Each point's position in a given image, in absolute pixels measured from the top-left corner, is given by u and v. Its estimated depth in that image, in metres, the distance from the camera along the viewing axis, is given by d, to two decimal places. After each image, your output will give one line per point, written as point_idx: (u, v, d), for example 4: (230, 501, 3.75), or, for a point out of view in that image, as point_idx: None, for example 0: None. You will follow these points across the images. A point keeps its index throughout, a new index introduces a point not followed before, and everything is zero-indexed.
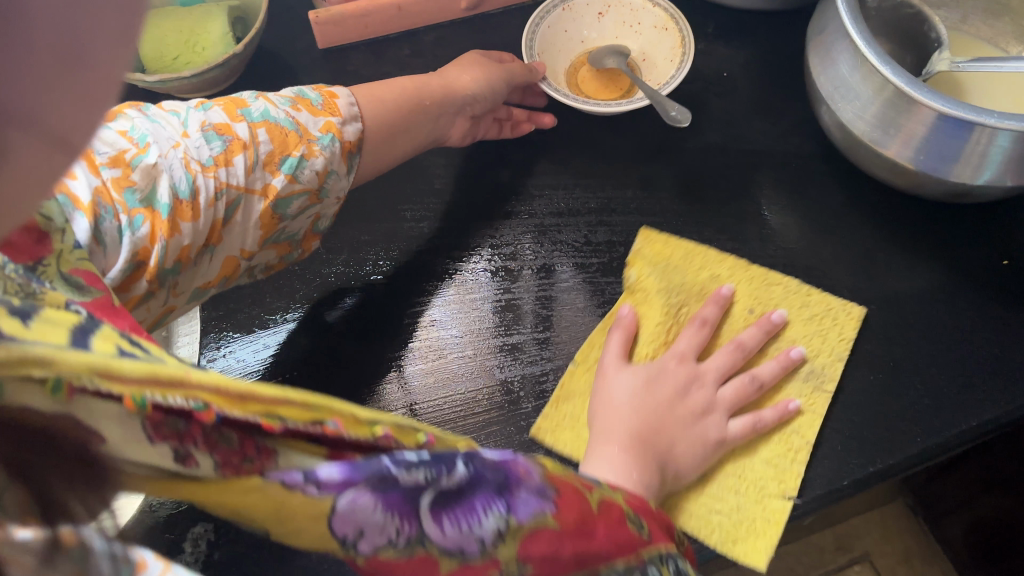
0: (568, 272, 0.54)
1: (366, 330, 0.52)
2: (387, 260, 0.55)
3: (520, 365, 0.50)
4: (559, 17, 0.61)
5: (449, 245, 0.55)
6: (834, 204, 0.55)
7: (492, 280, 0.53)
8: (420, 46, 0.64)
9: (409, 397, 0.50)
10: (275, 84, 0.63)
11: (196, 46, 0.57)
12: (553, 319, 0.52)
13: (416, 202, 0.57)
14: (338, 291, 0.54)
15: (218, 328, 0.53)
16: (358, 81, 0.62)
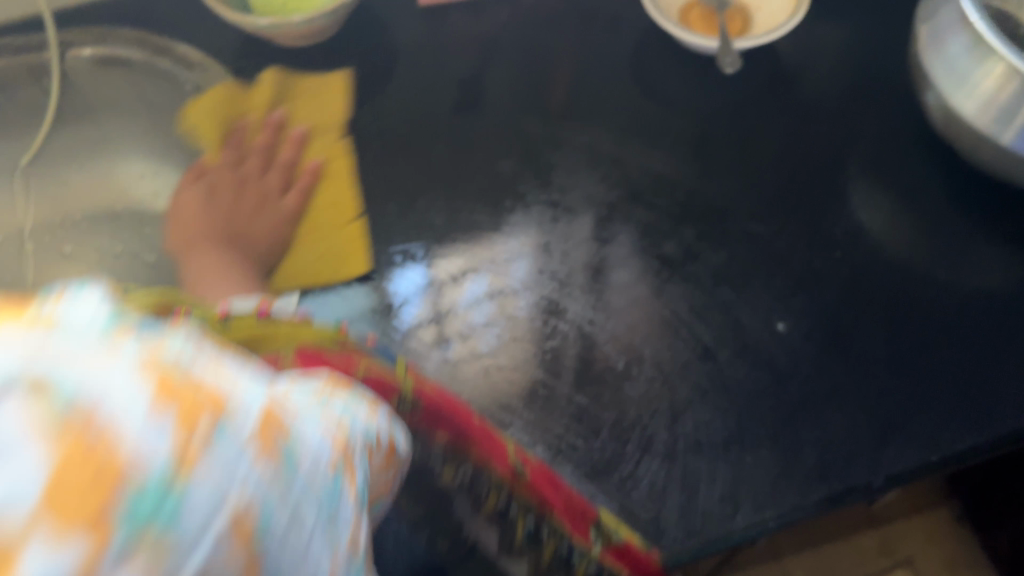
0: (628, 243, 0.53)
1: (415, 311, 0.51)
2: (455, 226, 0.55)
3: (569, 333, 0.50)
4: None
5: (513, 213, 0.55)
6: (929, 186, 0.54)
7: (543, 248, 0.53)
8: (517, 9, 0.64)
9: (455, 379, 0.49)
10: (372, 40, 0.63)
11: None
12: (599, 288, 0.51)
13: (510, 157, 0.57)
14: (399, 261, 0.54)
15: (315, 270, 0.54)
16: (454, 40, 0.63)
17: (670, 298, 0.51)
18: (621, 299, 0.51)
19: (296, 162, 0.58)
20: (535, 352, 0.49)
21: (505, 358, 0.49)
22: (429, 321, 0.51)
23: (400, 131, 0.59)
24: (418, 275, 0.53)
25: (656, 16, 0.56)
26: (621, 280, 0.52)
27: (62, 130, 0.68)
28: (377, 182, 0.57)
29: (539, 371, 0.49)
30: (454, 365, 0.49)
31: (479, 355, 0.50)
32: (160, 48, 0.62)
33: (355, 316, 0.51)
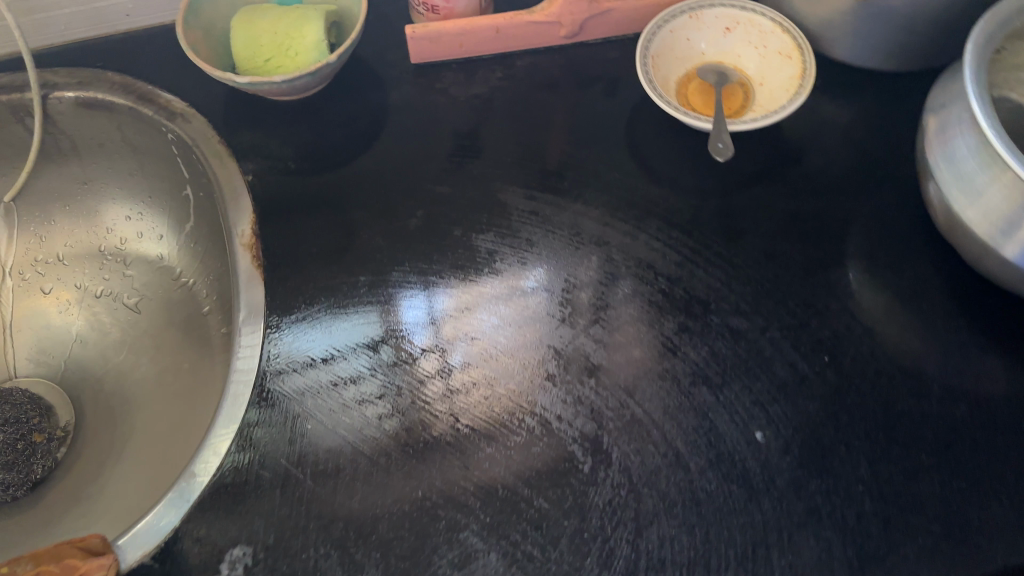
0: (637, 286, 0.52)
1: (419, 341, 0.51)
2: (461, 258, 0.54)
3: (570, 370, 0.49)
4: (684, 24, 0.58)
5: (523, 244, 0.54)
6: (929, 287, 0.52)
7: (553, 284, 0.52)
8: (511, 70, 0.62)
9: (453, 412, 0.48)
10: (359, 95, 0.61)
11: (289, 50, 0.56)
12: (603, 328, 0.50)
13: (489, 228, 0.55)
14: (404, 291, 0.53)
15: (275, 338, 0.51)
16: (444, 101, 0.61)
17: (660, 377, 0.48)
18: (625, 338, 0.50)
19: (269, 223, 0.56)
20: (494, 448, 0.47)
21: (462, 453, 0.47)
22: (432, 350, 0.50)
23: (380, 194, 0.57)
24: (423, 306, 0.52)
25: (649, 93, 0.54)
26: (629, 324, 0.51)
27: (47, 171, 0.67)
28: (351, 246, 0.54)
29: (534, 407, 0.48)
30: (453, 398, 0.49)
31: (478, 389, 0.49)
32: (145, 95, 0.61)
33: (355, 347, 0.51)
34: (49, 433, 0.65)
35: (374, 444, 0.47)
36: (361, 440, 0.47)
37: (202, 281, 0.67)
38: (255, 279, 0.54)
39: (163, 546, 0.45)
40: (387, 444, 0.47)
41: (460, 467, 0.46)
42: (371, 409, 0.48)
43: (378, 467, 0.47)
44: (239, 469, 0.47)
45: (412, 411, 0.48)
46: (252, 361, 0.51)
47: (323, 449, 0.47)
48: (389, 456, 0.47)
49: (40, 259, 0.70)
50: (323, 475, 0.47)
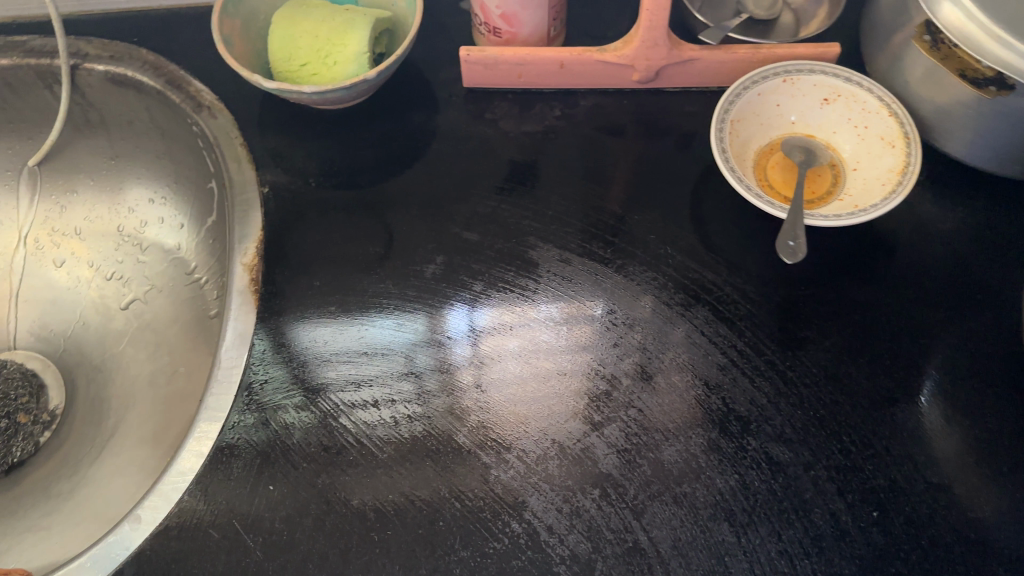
0: (704, 330, 0.46)
1: (461, 348, 0.47)
2: (515, 270, 0.49)
3: (620, 407, 0.44)
4: (776, 87, 0.51)
5: (586, 265, 0.49)
6: (1015, 445, 0.43)
7: (613, 312, 0.47)
8: (573, 110, 0.55)
9: (483, 429, 0.44)
10: (401, 114, 0.55)
11: (328, 57, 0.50)
12: (661, 368, 0.45)
13: (502, 283, 0.49)
14: (451, 298, 0.48)
15: (258, 371, 0.46)
16: (491, 133, 0.54)
17: (697, 473, 0.42)
18: (684, 383, 0.45)
19: (277, 244, 0.51)
20: (469, 553, 0.41)
21: (433, 550, 0.41)
22: (474, 360, 0.46)
23: (401, 228, 0.51)
24: (470, 316, 0.48)
25: (720, 164, 0.47)
26: (687, 371, 0.45)
27: (74, 141, 0.63)
28: (357, 288, 0.49)
29: (574, 440, 0.43)
30: (487, 413, 0.45)
31: (515, 410, 0.45)
32: (175, 80, 0.56)
33: (393, 349, 0.47)
34: (36, 418, 0.62)
35: (394, 450, 0.44)
36: (388, 444, 0.44)
37: (212, 281, 0.62)
38: (247, 305, 0.48)
39: None
40: (411, 454, 0.44)
41: (428, 567, 0.41)
42: (399, 412, 0.45)
43: (393, 478, 0.43)
44: (186, 523, 0.42)
45: (442, 422, 0.44)
46: (224, 401, 0.45)
47: (280, 519, 0.42)
48: (407, 466, 0.43)
49: (56, 229, 0.67)
50: (335, 475, 0.43)
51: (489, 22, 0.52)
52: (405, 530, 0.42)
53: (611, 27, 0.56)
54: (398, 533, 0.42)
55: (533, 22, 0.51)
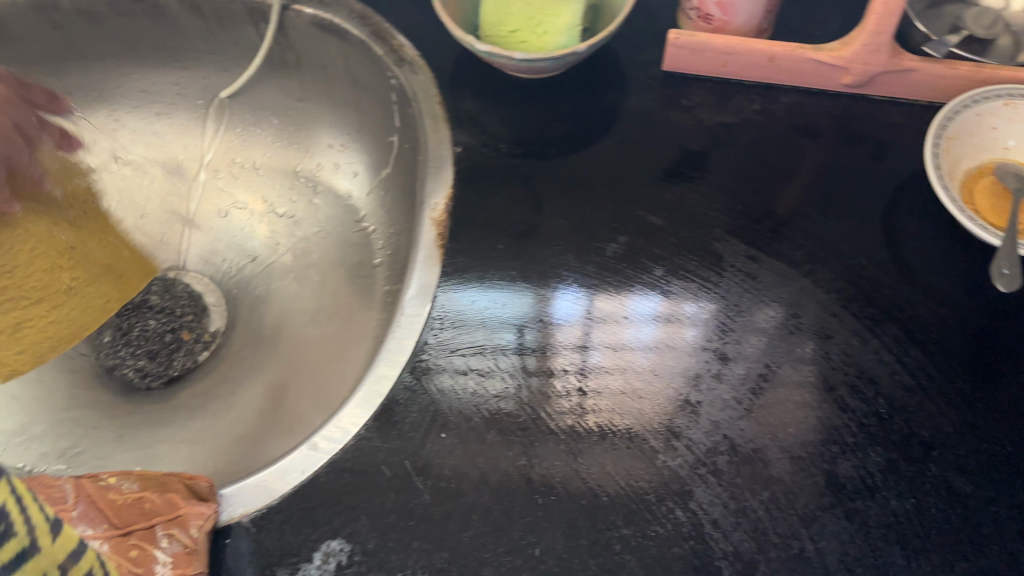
0: (813, 352, 0.45)
1: (567, 331, 0.47)
2: (629, 264, 0.49)
3: (717, 413, 0.44)
4: (996, 109, 0.49)
5: (694, 270, 0.48)
6: None
7: (716, 319, 0.46)
8: (771, 106, 0.54)
9: (574, 413, 0.44)
10: (595, 91, 0.56)
11: (538, 26, 0.50)
12: (770, 382, 0.44)
13: (689, 267, 0.48)
14: (560, 282, 0.48)
15: (438, 324, 0.48)
16: (685, 120, 0.54)
17: (852, 494, 0.41)
18: (794, 401, 0.44)
19: (463, 202, 0.52)
20: (631, 531, 0.41)
21: (594, 522, 0.41)
22: (579, 344, 0.46)
23: (585, 202, 0.51)
24: (579, 302, 0.47)
25: (931, 180, 0.45)
26: (789, 390, 0.44)
27: (265, 79, 0.66)
28: (536, 256, 0.49)
29: (664, 438, 0.43)
30: (581, 398, 0.44)
31: (609, 400, 0.44)
32: (380, 32, 0.58)
33: (499, 325, 0.47)
34: (197, 337, 0.64)
35: (482, 421, 0.44)
36: (475, 416, 0.44)
37: (382, 235, 0.64)
38: (433, 260, 0.50)
39: (266, 512, 0.42)
40: (501, 427, 0.44)
41: (588, 539, 0.41)
42: (493, 385, 0.45)
43: (561, 448, 0.43)
44: (361, 460, 0.44)
45: (536, 400, 0.45)
46: (405, 347, 0.47)
47: (450, 467, 0.43)
48: (567, 443, 0.43)
49: (234, 162, 0.70)
50: (507, 435, 0.44)
51: (702, 7, 0.52)
52: (568, 500, 0.42)
53: (821, 28, 0.54)
54: (561, 502, 0.42)
55: (747, 12, 0.51)
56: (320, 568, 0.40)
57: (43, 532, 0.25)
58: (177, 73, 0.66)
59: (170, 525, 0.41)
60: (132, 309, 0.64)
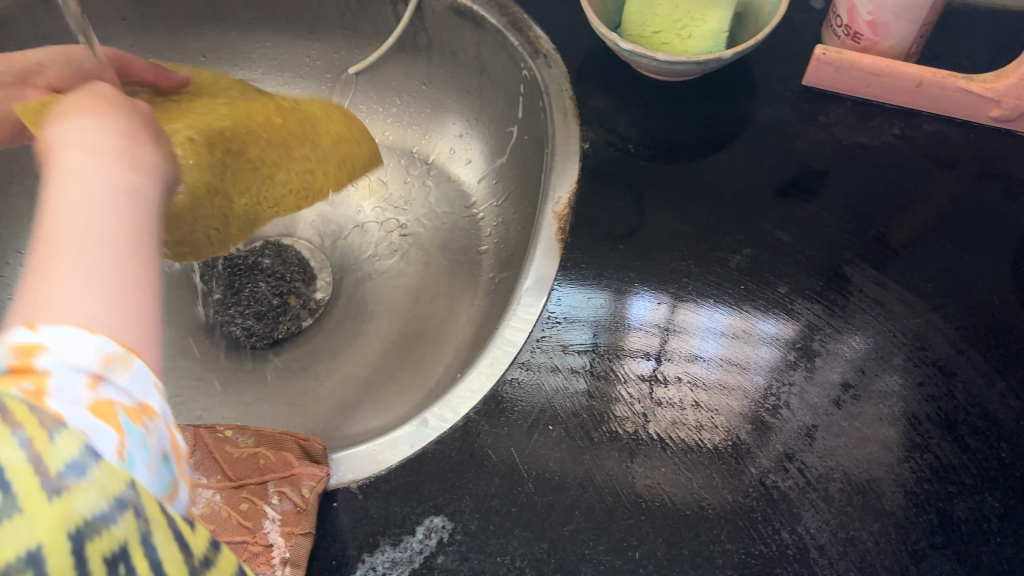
0: (900, 386, 0.45)
1: (643, 337, 0.47)
2: (719, 278, 0.48)
3: (786, 437, 0.43)
4: None
5: (782, 292, 0.48)
6: None
7: (797, 344, 0.46)
8: (912, 132, 0.53)
9: (647, 419, 0.44)
10: (730, 100, 0.55)
11: (683, 29, 0.50)
12: (842, 413, 0.44)
13: (804, 286, 0.48)
14: (638, 289, 0.48)
15: (544, 319, 0.48)
16: (821, 137, 0.53)
17: (959, 535, 0.40)
18: (868, 434, 0.43)
19: (589, 199, 0.52)
20: (734, 547, 0.40)
21: (698, 534, 0.41)
22: (652, 352, 0.46)
23: (712, 210, 0.51)
24: (656, 311, 0.47)
25: None
26: (871, 422, 0.43)
27: (395, 59, 0.66)
28: (658, 259, 0.49)
29: (735, 456, 0.43)
30: (651, 405, 0.44)
31: (683, 411, 0.44)
32: (517, 22, 0.58)
33: (580, 325, 0.47)
34: (304, 303, 0.65)
35: (557, 417, 0.45)
36: (549, 413, 0.45)
37: (493, 222, 0.65)
38: (553, 253, 0.50)
39: (374, 480, 0.43)
40: (574, 426, 0.44)
41: (690, 549, 0.40)
42: (568, 384, 0.46)
43: (659, 454, 0.43)
44: (465, 443, 0.44)
45: (606, 402, 0.45)
46: (519, 336, 0.48)
47: (555, 460, 0.43)
48: (660, 451, 0.43)
49: None
50: (604, 433, 0.44)
51: (851, 25, 0.51)
52: (672, 508, 0.41)
53: (972, 57, 0.53)
54: (665, 509, 0.41)
55: (899, 35, 0.50)
56: (422, 542, 0.41)
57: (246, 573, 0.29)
58: (309, 45, 0.67)
59: (282, 483, 0.42)
60: (244, 271, 0.66)
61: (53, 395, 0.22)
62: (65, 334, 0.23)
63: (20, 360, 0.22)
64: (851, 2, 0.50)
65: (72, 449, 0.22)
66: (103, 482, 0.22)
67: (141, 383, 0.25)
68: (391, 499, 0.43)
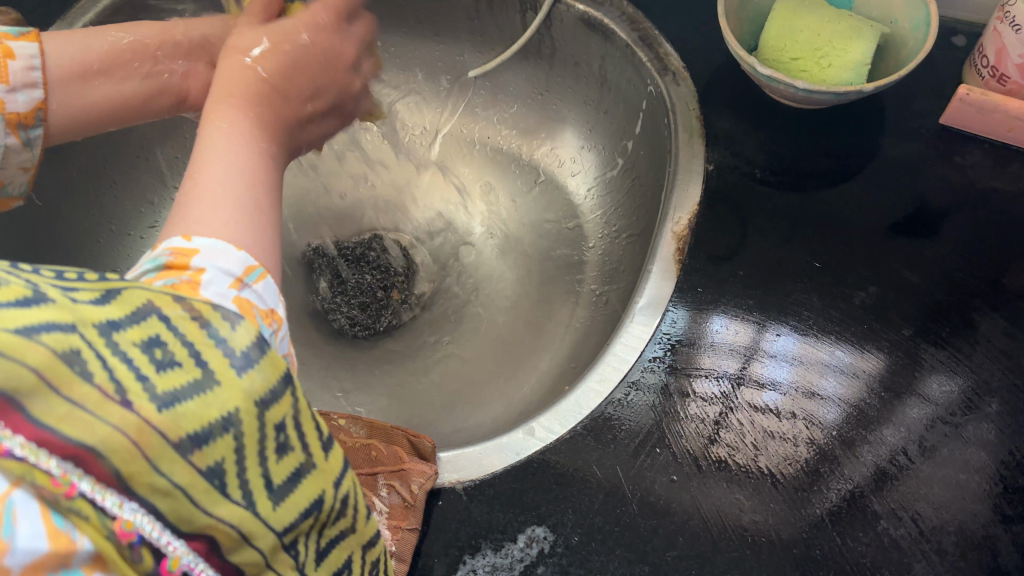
0: (998, 433, 0.43)
1: (724, 359, 0.46)
2: (815, 309, 0.48)
3: (891, 479, 0.42)
4: None
5: (877, 329, 0.47)
6: None
7: (886, 382, 0.45)
8: None
9: (758, 452, 0.43)
10: (863, 132, 0.54)
11: (824, 58, 0.50)
12: (947, 460, 0.43)
13: (914, 326, 0.47)
14: (719, 312, 0.48)
15: (652, 337, 0.48)
16: (955, 178, 0.52)
17: None
18: (967, 480, 0.42)
19: (711, 222, 0.51)
20: None
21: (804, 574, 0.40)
22: (733, 376, 0.46)
23: (837, 244, 0.50)
24: (737, 334, 0.47)
25: None
26: (968, 468, 0.42)
27: (516, 64, 0.67)
28: (779, 291, 0.48)
29: (830, 491, 0.42)
30: (732, 429, 0.44)
31: (792, 445, 0.43)
32: (647, 38, 0.58)
33: (667, 344, 0.47)
34: (405, 296, 0.66)
35: (649, 436, 0.44)
36: (636, 431, 0.45)
37: (599, 234, 0.64)
38: (669, 274, 0.50)
39: (479, 483, 0.44)
40: (661, 445, 0.44)
41: None
42: (651, 402, 0.45)
43: (756, 483, 0.43)
44: (571, 456, 0.44)
45: (697, 424, 0.44)
46: (631, 354, 0.47)
47: (660, 483, 0.43)
48: (754, 479, 0.43)
49: (467, 135, 0.72)
50: (705, 458, 0.43)
51: (999, 67, 0.50)
52: (779, 544, 0.41)
53: None
54: (773, 544, 0.41)
55: None
56: (523, 550, 0.41)
57: (365, 521, 0.34)
58: (432, 44, 0.68)
59: (392, 476, 0.43)
60: (349, 261, 0.67)
61: (205, 286, 0.27)
62: (216, 244, 0.29)
63: (179, 259, 0.28)
64: (1002, 45, 0.49)
65: (249, 336, 0.26)
66: (245, 387, 0.25)
67: (271, 295, 0.30)
68: (496, 503, 0.43)
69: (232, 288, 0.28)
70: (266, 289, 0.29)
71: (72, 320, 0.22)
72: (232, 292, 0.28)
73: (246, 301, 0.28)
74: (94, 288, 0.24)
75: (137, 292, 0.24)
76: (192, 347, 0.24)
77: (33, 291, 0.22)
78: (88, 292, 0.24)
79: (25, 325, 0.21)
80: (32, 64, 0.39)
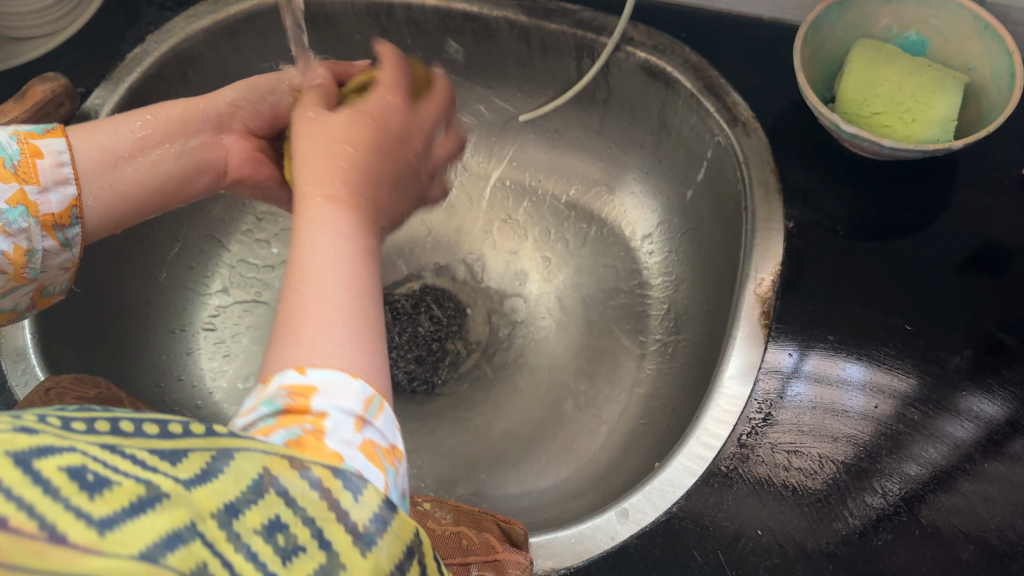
0: None
1: (797, 393, 0.46)
2: (888, 345, 0.47)
3: (938, 495, 0.43)
4: None
5: (948, 361, 0.47)
6: None
7: (960, 416, 0.45)
8: None
9: (835, 487, 0.43)
10: (943, 182, 0.53)
11: (907, 113, 0.48)
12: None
13: (985, 360, 0.46)
14: (790, 344, 0.48)
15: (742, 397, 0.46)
16: None
17: None
18: None
19: (793, 281, 0.50)
20: None
21: None
22: (807, 409, 0.46)
23: (925, 301, 0.49)
24: (810, 368, 0.47)
25: None
26: None
27: (571, 109, 0.65)
28: (872, 354, 0.47)
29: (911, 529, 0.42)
30: (810, 467, 0.44)
31: (869, 482, 0.43)
32: (713, 87, 0.56)
33: (750, 391, 0.46)
34: (462, 346, 0.65)
35: (739, 491, 0.44)
36: (726, 489, 0.44)
37: (662, 274, 0.63)
38: (756, 342, 0.48)
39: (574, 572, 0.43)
40: (747, 495, 0.44)
41: None
42: (735, 449, 0.45)
43: (837, 522, 0.42)
44: (671, 544, 0.43)
45: (779, 467, 0.44)
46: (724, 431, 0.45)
47: (765, 566, 0.42)
48: (834, 518, 0.43)
49: (518, 179, 0.70)
50: (797, 512, 0.43)
51: None
52: None
53: None
54: None
55: None
56: None
57: None
58: (483, 90, 0.67)
59: (486, 568, 0.41)
60: (404, 313, 0.66)
61: (331, 435, 0.27)
62: (333, 377, 0.28)
63: (298, 403, 0.27)
64: None
65: (372, 504, 0.25)
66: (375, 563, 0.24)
67: (390, 427, 0.29)
68: None
69: (358, 433, 0.28)
70: (387, 421, 0.29)
71: (188, 517, 0.22)
72: (355, 434, 0.27)
73: (366, 441, 0.28)
74: (202, 457, 0.24)
75: (248, 464, 0.24)
76: (312, 528, 0.24)
77: (144, 484, 0.22)
78: (194, 464, 0.24)
79: (146, 551, 0.21)
80: (61, 160, 0.39)
